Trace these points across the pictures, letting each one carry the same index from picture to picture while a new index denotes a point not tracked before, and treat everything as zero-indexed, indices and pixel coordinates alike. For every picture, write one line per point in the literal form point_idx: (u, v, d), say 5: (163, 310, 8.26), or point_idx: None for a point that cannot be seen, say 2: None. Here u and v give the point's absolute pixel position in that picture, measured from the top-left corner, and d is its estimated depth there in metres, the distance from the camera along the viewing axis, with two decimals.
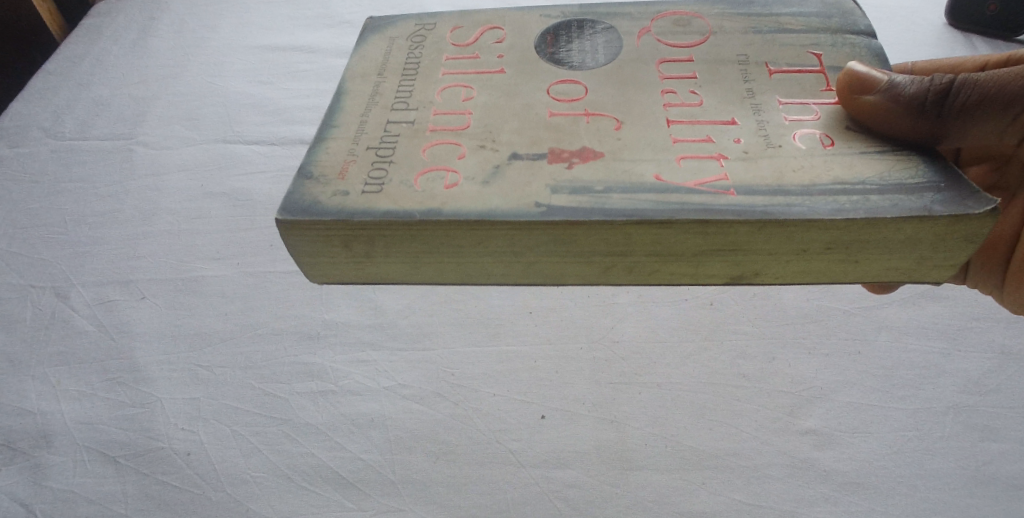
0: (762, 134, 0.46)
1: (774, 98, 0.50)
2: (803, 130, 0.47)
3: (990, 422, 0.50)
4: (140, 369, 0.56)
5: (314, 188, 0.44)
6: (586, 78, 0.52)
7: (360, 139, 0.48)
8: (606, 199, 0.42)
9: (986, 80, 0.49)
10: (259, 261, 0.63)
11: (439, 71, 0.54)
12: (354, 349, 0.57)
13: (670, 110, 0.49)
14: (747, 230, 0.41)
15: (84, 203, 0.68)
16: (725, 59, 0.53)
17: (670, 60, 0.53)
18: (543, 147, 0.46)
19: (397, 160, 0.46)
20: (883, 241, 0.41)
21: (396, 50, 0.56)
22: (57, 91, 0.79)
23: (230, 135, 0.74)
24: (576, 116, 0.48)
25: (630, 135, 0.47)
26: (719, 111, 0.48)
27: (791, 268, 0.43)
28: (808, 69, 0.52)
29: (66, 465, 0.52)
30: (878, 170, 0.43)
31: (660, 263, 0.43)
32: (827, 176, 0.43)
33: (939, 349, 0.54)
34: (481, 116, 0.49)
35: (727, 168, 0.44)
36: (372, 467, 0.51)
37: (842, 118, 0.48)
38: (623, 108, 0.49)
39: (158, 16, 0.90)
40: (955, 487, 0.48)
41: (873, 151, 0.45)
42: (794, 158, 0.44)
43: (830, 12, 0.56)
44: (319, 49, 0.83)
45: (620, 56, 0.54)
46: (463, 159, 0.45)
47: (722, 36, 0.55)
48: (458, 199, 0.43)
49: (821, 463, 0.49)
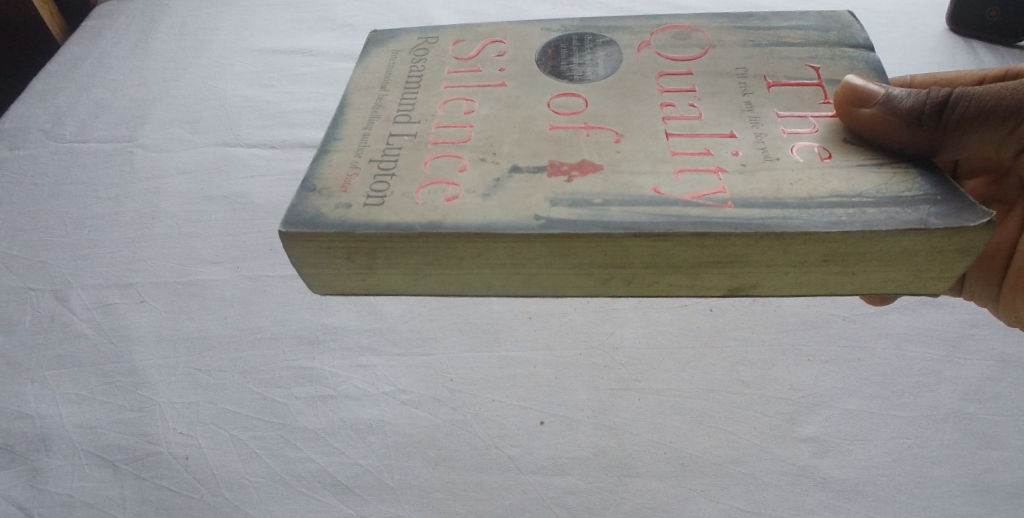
0: (761, 147, 0.46)
1: (773, 110, 0.50)
2: (802, 142, 0.47)
3: (989, 430, 0.50)
4: (140, 373, 0.56)
5: (317, 200, 0.44)
6: (586, 91, 0.52)
7: (362, 152, 0.48)
8: (605, 212, 0.42)
9: (984, 92, 0.48)
10: (259, 265, 0.63)
11: (441, 84, 0.54)
12: (354, 354, 0.57)
13: (669, 123, 0.49)
14: (746, 242, 0.41)
15: (84, 206, 0.68)
16: (724, 72, 0.53)
17: (670, 73, 0.53)
18: (543, 160, 0.46)
19: (398, 173, 0.46)
20: (881, 253, 0.41)
21: (398, 62, 0.56)
22: (57, 93, 0.79)
23: (230, 138, 0.74)
24: (576, 129, 0.48)
25: (629, 148, 0.47)
26: (719, 124, 0.49)
27: (789, 280, 0.43)
28: (807, 82, 0.52)
29: (65, 469, 0.52)
30: (876, 183, 0.43)
31: (659, 276, 0.43)
32: (825, 188, 0.43)
33: (938, 357, 0.54)
34: (482, 129, 0.49)
35: (726, 181, 0.44)
36: (371, 472, 0.51)
37: (841, 131, 0.48)
38: (623, 121, 0.49)
39: (158, 18, 0.90)
40: (954, 495, 0.48)
41: (872, 164, 0.45)
42: (793, 170, 0.44)
43: (829, 25, 0.56)
44: (321, 52, 0.83)
45: (620, 69, 0.54)
46: (464, 171, 0.46)
47: (723, 50, 0.55)
48: (459, 212, 0.43)
49: (820, 471, 0.49)
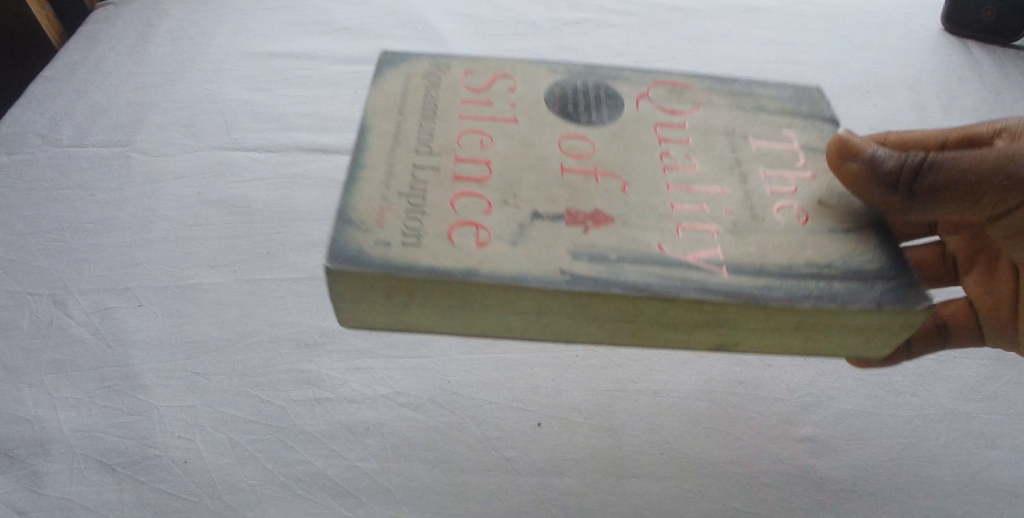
0: (749, 205, 0.47)
1: (758, 168, 0.50)
2: (782, 203, 0.48)
3: (983, 430, 0.52)
4: (137, 376, 0.56)
5: (355, 234, 0.43)
6: (594, 135, 0.52)
7: (391, 185, 0.46)
8: (620, 270, 0.42)
9: (965, 160, 0.48)
10: (257, 268, 0.63)
11: (454, 113, 0.52)
12: (351, 357, 0.57)
13: (667, 174, 0.49)
14: (735, 310, 0.42)
15: (81, 210, 0.68)
16: (715, 129, 0.53)
17: (665, 123, 0.53)
18: (559, 204, 0.46)
19: (429, 211, 0.45)
20: (847, 322, 0.43)
21: (412, 87, 0.54)
22: (54, 97, 0.79)
23: (228, 141, 0.74)
24: (587, 175, 0.48)
25: (636, 199, 0.47)
26: (711, 179, 0.49)
27: (766, 341, 0.44)
28: (785, 141, 0.53)
29: (63, 474, 0.51)
30: (841, 252, 0.45)
31: (642, 333, 0.44)
32: (802, 257, 0.44)
33: (935, 357, 0.56)
34: (502, 171, 0.48)
35: (720, 241, 0.45)
36: (369, 475, 0.51)
37: (818, 193, 0.49)
38: (631, 169, 0.49)
39: (155, 22, 0.90)
40: (949, 493, 0.49)
41: (842, 233, 0.46)
42: (771, 235, 0.45)
43: (802, 96, 0.56)
44: (317, 56, 0.84)
45: (621, 112, 0.54)
46: (487, 212, 0.45)
47: (713, 99, 0.55)
48: (494, 262, 0.42)
49: (816, 470, 0.50)
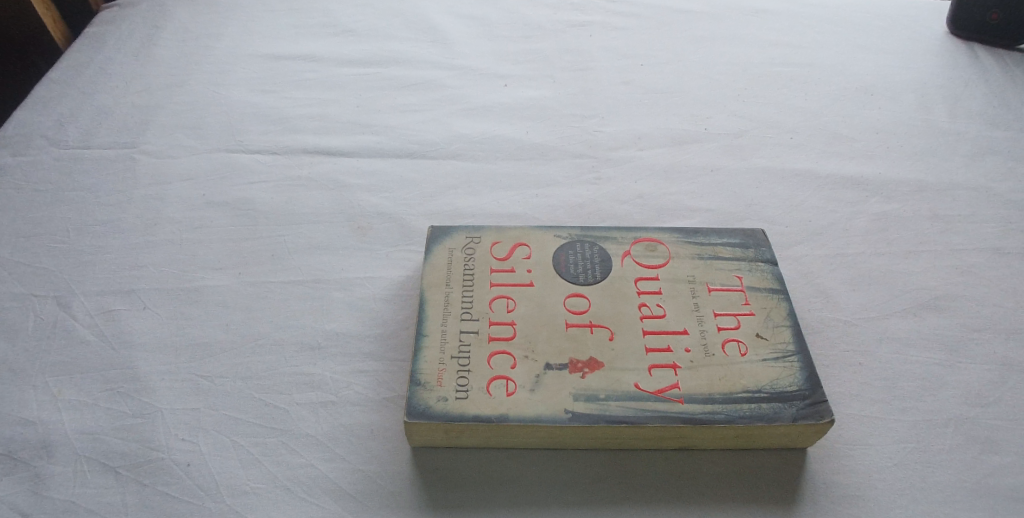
0: (705, 342, 0.53)
1: (712, 309, 0.55)
2: (728, 339, 0.53)
3: (990, 435, 0.52)
4: (141, 379, 0.56)
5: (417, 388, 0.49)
6: (592, 299, 0.55)
7: (445, 349, 0.52)
8: (607, 407, 0.49)
9: None
10: (261, 270, 0.63)
11: (486, 282, 0.56)
12: (354, 360, 0.57)
13: (644, 322, 0.54)
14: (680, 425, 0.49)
15: (86, 213, 0.68)
16: (682, 281, 0.57)
17: (644, 279, 0.57)
18: (565, 356, 0.52)
19: (473, 369, 0.51)
20: (769, 435, 0.50)
21: (454, 263, 0.58)
22: (59, 99, 0.79)
23: (232, 143, 0.74)
24: (587, 332, 0.53)
25: (621, 345, 0.52)
26: (677, 324, 0.54)
27: None
28: (732, 285, 0.57)
29: (66, 476, 0.51)
30: (771, 378, 0.51)
31: (630, 492, 0.49)
32: (740, 385, 0.50)
33: (941, 361, 0.56)
34: (528, 332, 0.53)
35: (679, 376, 0.51)
36: (372, 479, 0.51)
37: (757, 324, 0.54)
38: (620, 321, 0.54)
39: (160, 24, 0.90)
40: (955, 498, 0.49)
41: (774, 357, 0.52)
42: (717, 363, 0.52)
43: (748, 242, 0.60)
44: (322, 58, 0.84)
45: (611, 268, 0.58)
46: (515, 366, 0.51)
47: (680, 255, 0.59)
48: (523, 406, 0.49)
49: (821, 475, 0.50)
